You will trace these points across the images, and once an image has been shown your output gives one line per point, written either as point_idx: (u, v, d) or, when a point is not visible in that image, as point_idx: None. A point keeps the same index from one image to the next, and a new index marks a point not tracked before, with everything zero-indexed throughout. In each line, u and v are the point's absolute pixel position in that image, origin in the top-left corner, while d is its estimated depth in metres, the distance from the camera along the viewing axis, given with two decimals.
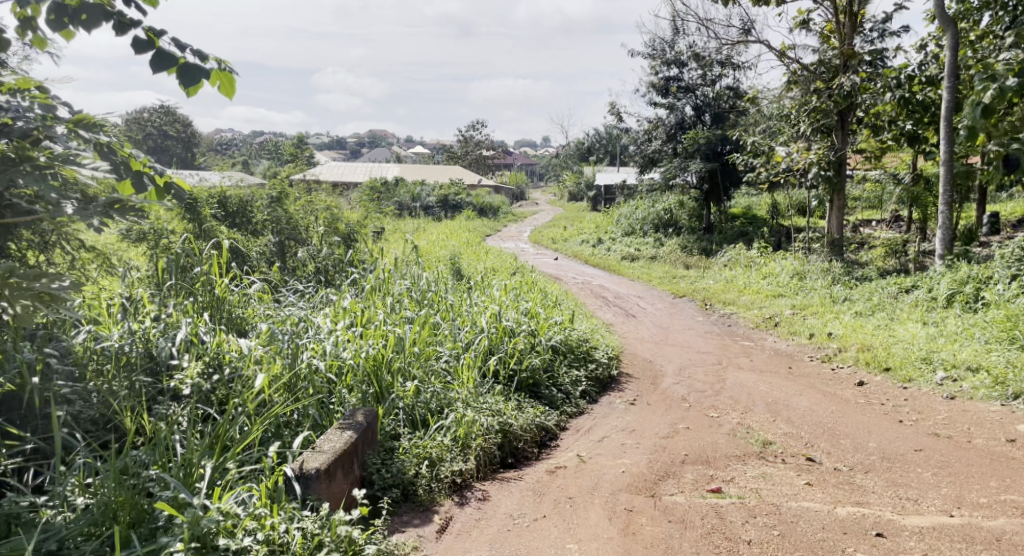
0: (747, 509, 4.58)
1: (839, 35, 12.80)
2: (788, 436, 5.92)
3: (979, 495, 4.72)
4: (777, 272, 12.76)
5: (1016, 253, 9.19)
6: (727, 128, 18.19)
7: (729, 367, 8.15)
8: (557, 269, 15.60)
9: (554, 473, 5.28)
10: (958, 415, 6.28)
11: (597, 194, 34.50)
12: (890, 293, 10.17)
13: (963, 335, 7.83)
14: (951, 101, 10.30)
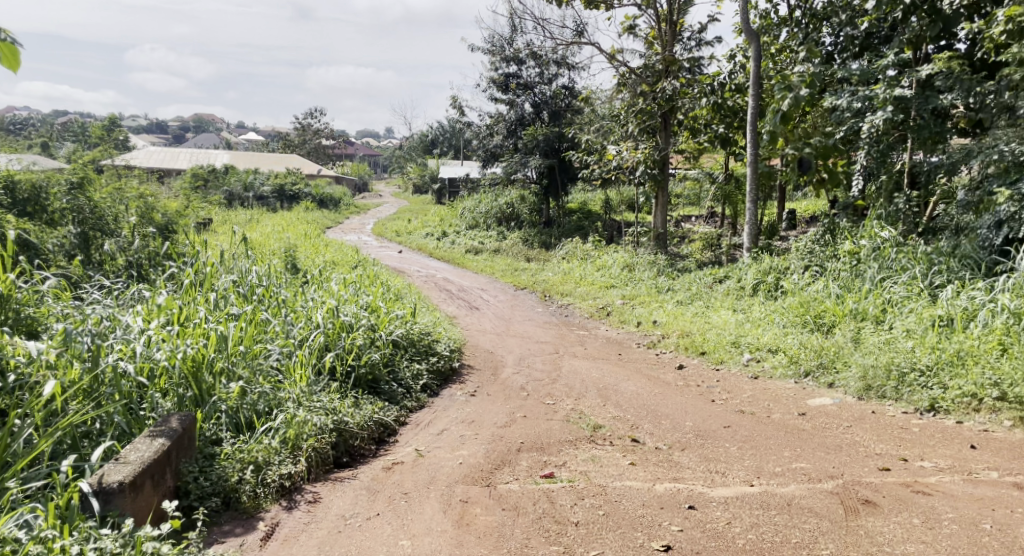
0: (576, 492, 4.76)
1: (660, 41, 13.57)
2: (616, 419, 6.23)
3: (775, 465, 5.19)
4: (609, 264, 13.36)
5: (809, 246, 10.21)
6: (563, 125, 18.78)
7: (564, 355, 8.46)
8: (400, 262, 15.45)
9: (390, 469, 5.22)
10: (760, 393, 6.89)
11: (442, 187, 34.59)
12: (706, 283, 10.96)
13: (766, 320, 8.59)
14: (756, 108, 11.23)
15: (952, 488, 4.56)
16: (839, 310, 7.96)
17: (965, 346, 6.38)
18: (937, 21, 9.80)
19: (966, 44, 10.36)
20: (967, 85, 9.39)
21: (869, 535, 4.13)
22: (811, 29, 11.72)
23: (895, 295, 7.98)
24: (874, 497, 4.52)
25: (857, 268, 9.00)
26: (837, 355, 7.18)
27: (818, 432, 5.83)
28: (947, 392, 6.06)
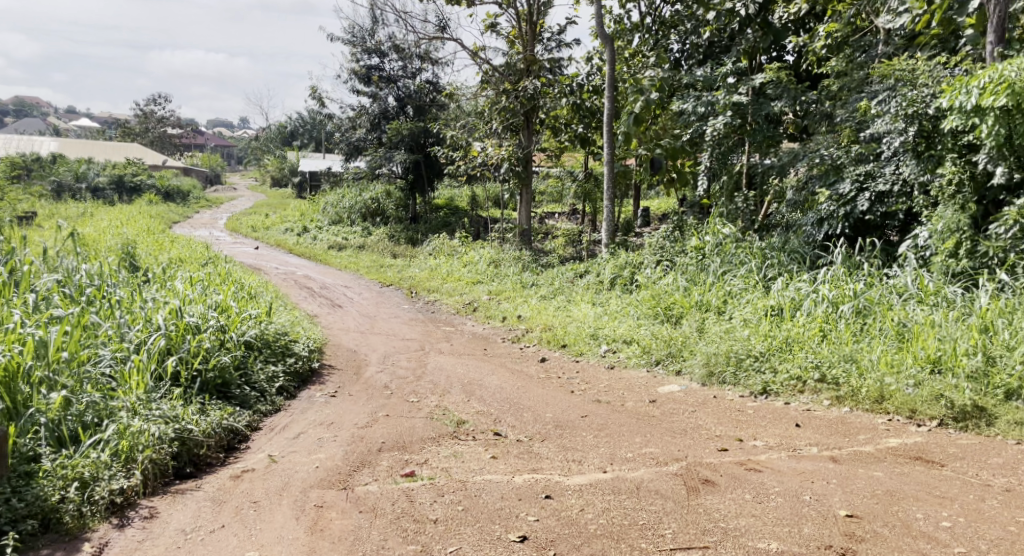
0: (435, 489, 4.73)
1: (521, 40, 13.75)
2: (478, 414, 6.26)
3: (626, 451, 5.39)
4: (476, 260, 13.41)
5: (661, 242, 10.69)
6: (427, 120, 18.68)
7: (430, 352, 8.41)
8: (256, 259, 14.82)
9: (238, 478, 4.98)
10: (615, 383, 7.15)
11: (302, 181, 33.48)
12: (568, 278, 11.24)
13: (621, 312, 8.93)
14: (611, 109, 11.61)
15: (780, 465, 4.87)
16: (686, 302, 8.40)
17: (792, 333, 6.93)
18: (768, 34, 10.52)
19: (794, 56, 11.22)
20: (792, 94, 10.13)
21: (707, 512, 4.23)
22: (661, 36, 12.31)
23: (735, 287, 8.53)
24: (713, 476, 4.74)
25: (702, 263, 9.52)
26: (684, 344, 7.57)
27: (666, 417, 6.12)
28: (777, 376, 6.51)
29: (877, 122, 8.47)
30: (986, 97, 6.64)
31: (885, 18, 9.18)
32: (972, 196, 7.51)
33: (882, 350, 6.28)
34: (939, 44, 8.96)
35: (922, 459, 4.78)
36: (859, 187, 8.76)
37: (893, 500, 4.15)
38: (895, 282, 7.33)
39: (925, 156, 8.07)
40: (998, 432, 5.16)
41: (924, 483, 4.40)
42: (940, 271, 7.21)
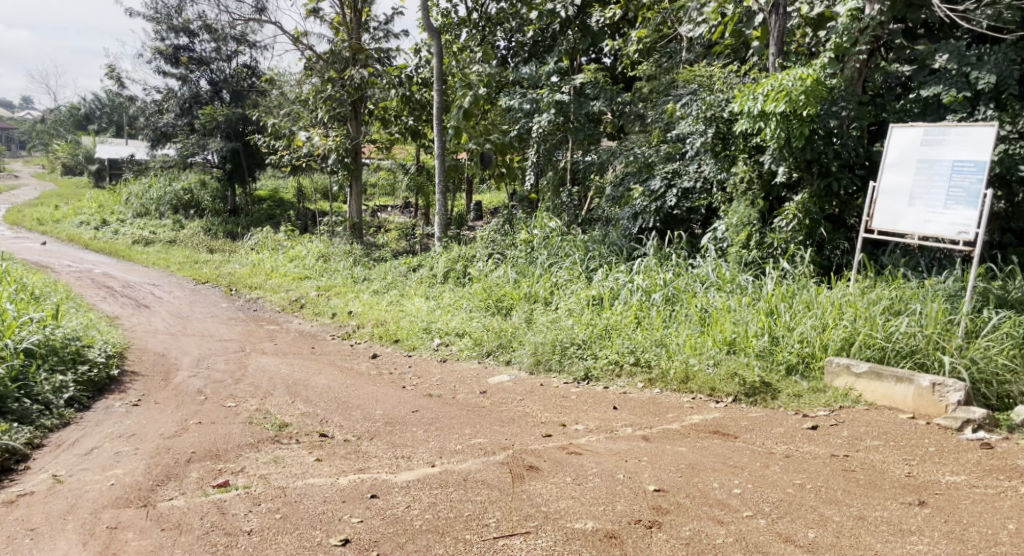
0: (251, 498, 4.48)
1: (346, 27, 13.34)
2: (303, 415, 6.04)
3: (456, 443, 5.36)
4: (303, 255, 12.92)
5: (492, 236, 10.87)
6: (246, 107, 17.72)
7: (251, 352, 8.01)
8: (45, 255, 13.45)
9: (13, 503, 4.53)
10: (447, 376, 7.15)
11: (102, 168, 30.69)
12: (401, 272, 11.11)
13: (455, 306, 8.96)
14: (440, 103, 11.49)
15: (599, 447, 5.08)
16: (516, 294, 8.61)
17: (611, 321, 7.31)
18: (586, 36, 11.11)
19: (610, 59, 11.80)
20: (608, 95, 10.79)
21: (530, 498, 4.25)
22: (487, 32, 12.48)
23: (561, 278, 8.86)
24: (537, 462, 4.78)
25: (531, 255, 9.79)
26: (513, 335, 7.74)
27: (495, 407, 6.21)
28: (597, 361, 6.83)
29: (681, 123, 9.10)
30: (769, 102, 7.37)
31: (687, 27, 9.73)
32: (761, 194, 8.32)
33: (687, 334, 6.78)
34: (731, 54, 9.78)
35: (719, 433, 5.22)
36: (668, 183, 9.38)
37: (694, 473, 4.47)
38: (698, 271, 7.90)
39: (721, 156, 8.79)
40: (782, 404, 5.72)
41: (721, 454, 4.80)
42: (735, 261, 7.88)
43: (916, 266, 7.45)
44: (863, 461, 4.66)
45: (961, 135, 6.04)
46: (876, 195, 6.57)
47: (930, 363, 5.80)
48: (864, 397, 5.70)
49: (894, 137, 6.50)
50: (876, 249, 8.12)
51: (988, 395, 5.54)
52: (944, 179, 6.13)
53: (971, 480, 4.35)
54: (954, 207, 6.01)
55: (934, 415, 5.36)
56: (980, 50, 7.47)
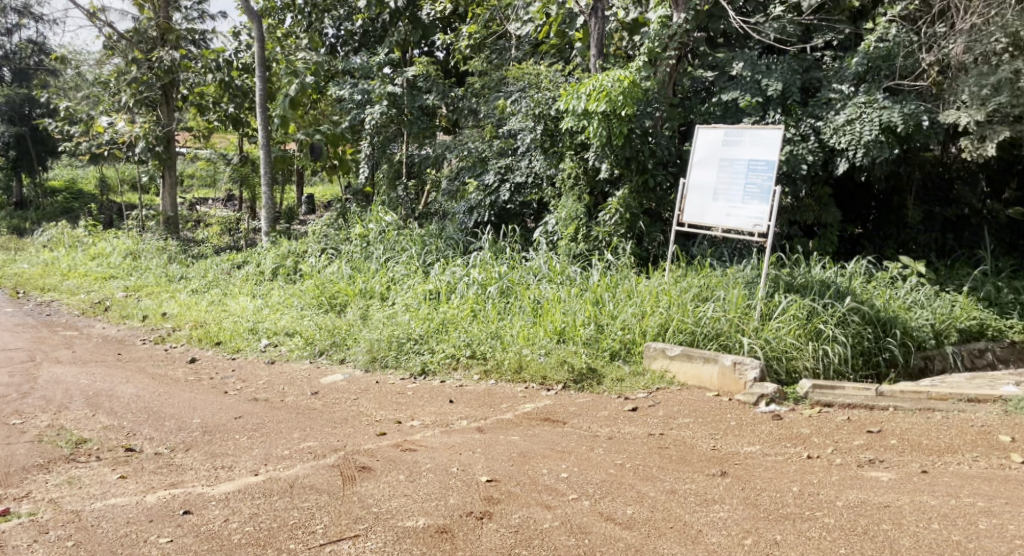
0: (37, 526, 3.98)
1: (152, 4, 12.25)
2: (106, 430, 5.55)
3: (283, 449, 5.14)
4: (107, 252, 11.88)
5: (324, 230, 10.55)
6: (34, 89, 16.04)
7: (43, 362, 7.25)
8: None
9: None
10: (275, 378, 6.85)
11: None
12: (223, 269, 10.50)
13: (284, 304, 8.60)
14: (263, 92, 10.92)
15: (433, 442, 5.05)
16: (350, 290, 8.39)
17: (448, 314, 7.32)
18: (418, 28, 11.19)
19: (443, 53, 11.81)
20: (441, 89, 10.82)
21: (360, 499, 4.11)
22: (313, 19, 11.94)
23: (397, 273, 8.74)
24: (369, 462, 4.67)
25: (366, 250, 9.57)
26: (348, 333, 7.55)
27: (328, 408, 6.01)
28: (434, 355, 6.80)
29: (511, 119, 9.27)
30: (592, 102, 7.69)
31: (514, 25, 10.03)
32: (587, 188, 8.66)
33: (521, 325, 6.93)
34: (557, 54, 10.08)
35: (549, 420, 5.39)
36: (501, 178, 9.51)
37: (525, 461, 4.58)
38: (532, 264, 8.06)
39: (550, 152, 9.06)
40: (606, 389, 6.00)
41: (549, 440, 4.96)
42: (565, 253, 8.15)
43: (721, 256, 8.16)
44: (676, 438, 4.99)
45: (754, 137, 6.61)
46: (685, 190, 7.04)
47: (732, 345, 6.31)
48: (677, 378, 6.11)
49: (699, 137, 7.02)
50: (688, 241, 8.73)
51: (779, 371, 6.17)
52: (742, 176, 6.66)
53: (765, 449, 4.78)
54: (750, 202, 6.54)
55: (735, 392, 5.84)
56: (769, 60, 8.27)
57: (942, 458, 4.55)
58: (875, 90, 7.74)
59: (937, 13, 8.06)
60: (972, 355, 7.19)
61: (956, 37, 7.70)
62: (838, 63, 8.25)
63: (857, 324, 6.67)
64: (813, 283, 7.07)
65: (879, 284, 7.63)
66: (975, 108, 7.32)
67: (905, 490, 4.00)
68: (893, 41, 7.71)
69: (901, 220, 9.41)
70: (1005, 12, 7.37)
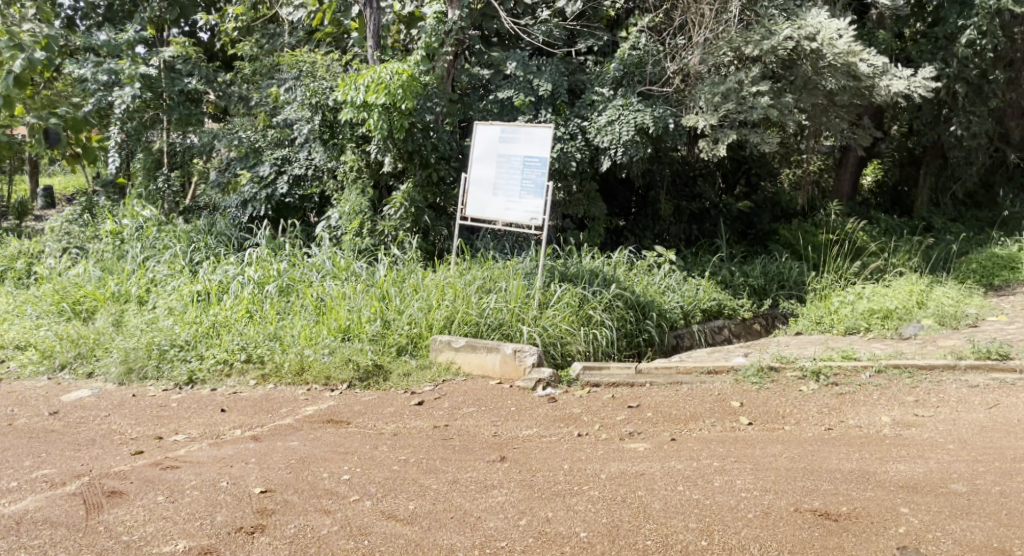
0: None
1: None
2: None
3: (11, 480, 4.51)
4: None
5: (62, 227, 9.54)
6: None
7: None
8: None
9: None
10: (3, 399, 6.06)
11: None
12: None
13: (14, 313, 7.63)
14: None
15: (199, 456, 4.72)
16: (100, 295, 7.63)
17: (219, 317, 6.91)
18: (174, 6, 10.49)
19: (207, 34, 11.16)
20: (203, 73, 10.30)
21: (108, 528, 3.69)
22: None
23: (158, 273, 8.06)
24: (120, 486, 4.23)
25: (120, 249, 8.70)
26: (96, 343, 6.87)
27: (70, 428, 5.42)
28: (203, 363, 6.39)
29: (287, 110, 8.96)
30: (370, 94, 7.62)
31: (286, 9, 9.86)
32: (370, 181, 8.61)
33: (302, 324, 6.70)
34: (333, 42, 9.82)
35: (332, 421, 5.30)
36: (277, 170, 9.15)
37: (304, 466, 4.43)
38: (313, 261, 7.83)
39: (329, 144, 8.82)
40: (392, 385, 6.01)
41: (330, 443, 4.86)
42: (350, 249, 8.01)
43: (503, 248, 8.48)
44: (460, 428, 5.12)
45: (528, 134, 6.93)
46: (467, 185, 7.21)
47: (513, 333, 6.56)
48: (462, 369, 6.27)
49: (478, 133, 7.17)
50: (471, 234, 8.96)
51: (555, 355, 6.50)
52: (519, 172, 6.95)
53: (541, 431, 5.05)
54: (527, 197, 6.86)
55: (515, 378, 6.09)
56: (539, 61, 8.75)
57: (687, 426, 5.09)
58: (631, 94, 8.44)
59: (678, 26, 8.82)
60: (712, 332, 8.13)
61: (693, 49, 8.51)
62: (600, 66, 8.84)
63: (621, 309, 7.27)
64: (583, 272, 7.57)
65: (638, 271, 8.34)
66: (708, 113, 8.23)
67: (657, 457, 4.43)
68: (643, 49, 8.47)
69: (655, 214, 10.38)
70: (730, 28, 8.39)
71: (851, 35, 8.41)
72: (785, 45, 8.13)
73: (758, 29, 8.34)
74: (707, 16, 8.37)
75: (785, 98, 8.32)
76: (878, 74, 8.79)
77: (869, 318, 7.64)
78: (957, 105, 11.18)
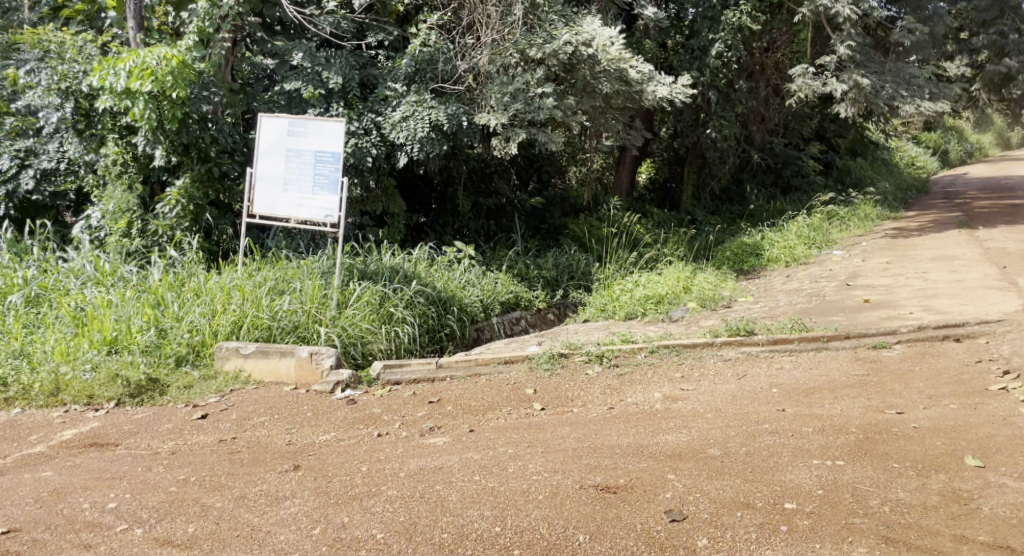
0: None
1: None
2: None
3: None
4: None
5: None
6: None
7: None
8: None
9: None
10: None
11: None
12: None
13: None
14: None
15: None
16: None
17: None
18: None
19: None
20: None
21: None
22: None
23: None
24: None
25: None
26: None
27: None
28: None
29: (28, 94, 8.00)
30: (132, 80, 6.99)
31: None
32: (138, 177, 7.90)
33: (56, 339, 6.05)
34: (87, 21, 8.92)
35: (96, 445, 4.84)
36: (19, 163, 8.06)
37: (59, 498, 4.00)
38: (69, 266, 7.10)
39: (85, 135, 7.95)
40: (171, 399, 5.60)
41: (93, 469, 4.44)
42: (115, 252, 7.35)
43: (297, 247, 8.18)
44: (249, 440, 4.89)
45: (318, 128, 6.71)
46: (253, 181, 6.87)
47: (310, 335, 6.37)
48: (253, 377, 5.99)
49: (263, 126, 6.83)
50: (262, 233, 8.54)
51: (356, 355, 6.42)
52: (310, 167, 6.74)
53: (339, 435, 4.96)
54: (320, 193, 6.68)
55: (313, 382, 5.92)
56: (327, 53, 8.50)
57: (484, 416, 5.24)
58: (424, 91, 8.49)
59: (465, 25, 8.96)
60: (510, 323, 8.43)
61: (481, 49, 8.71)
62: (391, 62, 8.78)
63: (422, 305, 7.30)
64: (383, 270, 7.52)
65: (438, 267, 8.40)
66: (499, 113, 8.48)
67: (455, 450, 4.51)
68: (434, 46, 8.63)
69: (454, 210, 10.53)
70: (515, 31, 8.68)
71: (621, 43, 9.10)
72: (565, 50, 8.64)
73: (540, 33, 8.74)
74: (493, 18, 8.62)
75: (568, 100, 8.83)
76: (645, 80, 9.56)
77: (647, 304, 8.28)
78: (711, 110, 12.37)
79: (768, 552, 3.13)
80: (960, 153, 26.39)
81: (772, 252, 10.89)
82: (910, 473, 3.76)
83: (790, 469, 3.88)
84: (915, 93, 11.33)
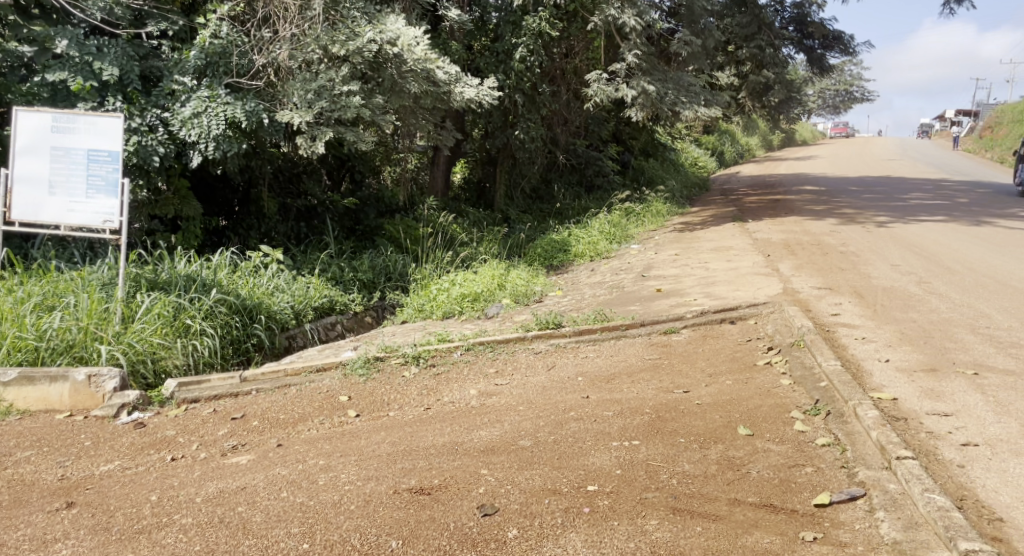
0: None
1: None
2: None
3: None
4: None
5: None
6: None
7: None
8: None
9: None
10: None
11: None
12: None
13: None
14: None
15: None
16: None
17: None
18: None
19: None
20: None
21: None
22: None
23: None
24: None
25: None
26: None
27: None
28: None
29: None
30: None
31: None
32: None
33: None
34: None
35: None
36: None
37: None
38: None
39: None
40: None
41: None
42: None
43: (70, 257, 7.38)
44: (12, 477, 4.34)
45: (90, 124, 6.08)
46: (9, 183, 6.05)
47: (87, 355, 5.79)
48: (16, 406, 5.34)
49: (19, 121, 6.04)
50: (26, 242, 7.59)
51: (146, 375, 5.96)
52: (82, 168, 6.11)
53: (124, 464, 4.52)
54: (96, 196, 6.09)
55: (91, 407, 5.38)
56: (99, 41, 7.66)
57: (295, 428, 5.01)
58: (217, 85, 7.98)
59: (261, 18, 8.56)
60: (325, 329, 8.14)
61: (280, 43, 8.37)
62: (176, 54, 8.11)
63: (224, 314, 6.84)
64: (177, 278, 7.00)
65: (243, 274, 7.92)
66: (303, 110, 8.14)
67: (260, 468, 4.27)
68: (226, 39, 8.11)
69: (259, 212, 10.02)
70: (315, 27, 8.42)
71: (426, 43, 9.04)
72: (369, 48, 8.45)
73: (343, 29, 8.51)
74: (291, 11, 8.33)
75: (375, 99, 8.67)
76: (453, 81, 9.43)
77: (463, 302, 8.35)
78: (518, 112, 12.71)
79: (572, 534, 3.25)
80: (733, 152, 29.25)
81: (577, 248, 11.40)
82: (694, 446, 4.06)
83: (591, 453, 4.05)
84: (693, 99, 12.24)
